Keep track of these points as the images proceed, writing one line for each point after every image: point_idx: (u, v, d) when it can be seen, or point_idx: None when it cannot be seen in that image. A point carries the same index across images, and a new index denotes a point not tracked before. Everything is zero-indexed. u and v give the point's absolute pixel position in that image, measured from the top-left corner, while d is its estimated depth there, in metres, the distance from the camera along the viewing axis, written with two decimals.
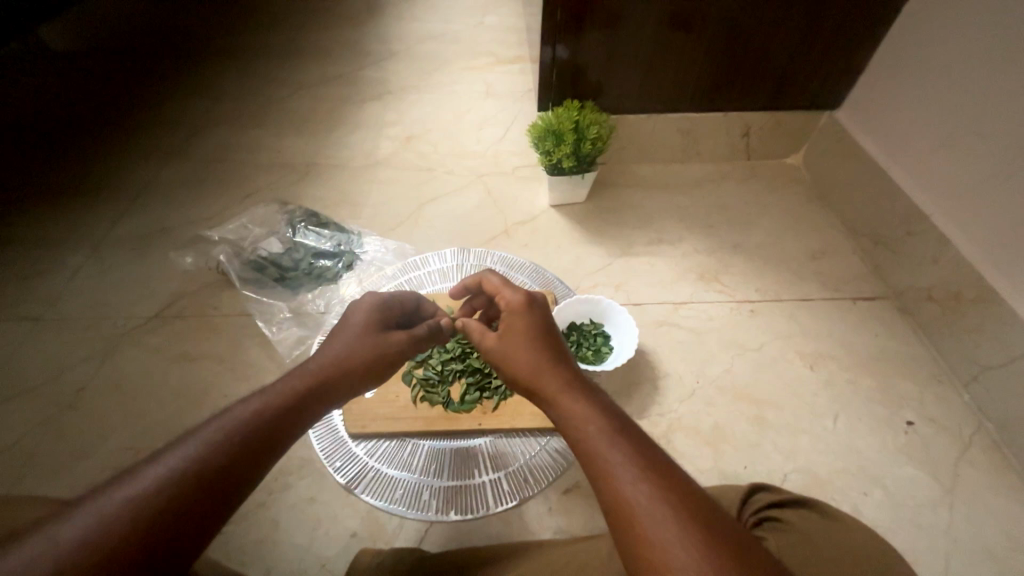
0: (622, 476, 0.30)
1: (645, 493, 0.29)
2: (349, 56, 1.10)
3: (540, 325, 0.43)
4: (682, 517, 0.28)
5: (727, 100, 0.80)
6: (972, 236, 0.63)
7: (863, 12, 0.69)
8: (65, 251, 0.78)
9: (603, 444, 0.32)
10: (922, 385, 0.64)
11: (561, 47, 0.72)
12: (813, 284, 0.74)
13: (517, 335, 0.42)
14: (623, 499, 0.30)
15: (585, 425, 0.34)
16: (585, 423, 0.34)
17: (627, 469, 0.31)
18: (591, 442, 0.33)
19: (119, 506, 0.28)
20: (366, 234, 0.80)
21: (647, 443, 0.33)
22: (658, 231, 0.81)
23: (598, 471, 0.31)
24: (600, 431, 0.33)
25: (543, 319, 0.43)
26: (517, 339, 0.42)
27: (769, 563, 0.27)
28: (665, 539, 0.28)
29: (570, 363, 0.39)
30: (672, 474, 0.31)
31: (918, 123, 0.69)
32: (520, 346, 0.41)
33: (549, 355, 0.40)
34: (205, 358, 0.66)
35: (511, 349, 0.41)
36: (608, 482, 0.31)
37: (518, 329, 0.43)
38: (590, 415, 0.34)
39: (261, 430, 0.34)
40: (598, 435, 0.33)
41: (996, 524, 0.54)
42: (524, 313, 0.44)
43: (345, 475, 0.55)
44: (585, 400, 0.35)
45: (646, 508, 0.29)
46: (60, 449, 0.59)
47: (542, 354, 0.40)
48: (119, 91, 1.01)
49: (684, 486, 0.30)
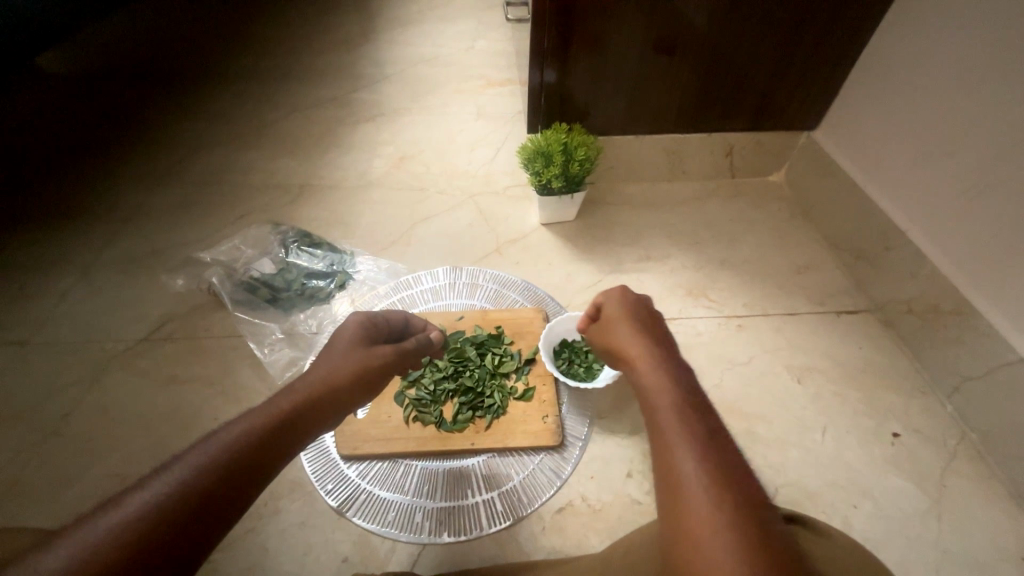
0: (681, 452, 0.31)
1: (698, 472, 0.30)
2: (341, 78, 1.11)
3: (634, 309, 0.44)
4: (728, 500, 0.29)
5: (711, 120, 0.83)
6: (948, 251, 0.65)
7: (837, 36, 0.71)
8: (55, 274, 0.78)
9: (667, 414, 0.33)
10: (906, 397, 0.66)
11: (548, 71, 0.75)
12: (799, 298, 0.76)
13: (615, 314, 0.44)
14: (674, 474, 0.30)
15: (657, 395, 0.35)
16: (658, 392, 0.35)
17: (687, 446, 0.31)
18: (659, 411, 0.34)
19: (105, 533, 0.28)
20: (358, 254, 0.80)
21: (715, 425, 0.33)
22: (646, 248, 0.82)
23: (659, 439, 0.32)
24: (670, 402, 0.34)
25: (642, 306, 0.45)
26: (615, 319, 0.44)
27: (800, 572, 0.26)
28: (705, 517, 0.28)
29: (659, 344, 0.40)
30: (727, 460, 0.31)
31: (895, 142, 0.71)
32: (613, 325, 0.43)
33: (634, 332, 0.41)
34: (195, 381, 0.66)
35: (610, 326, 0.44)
36: (664, 450, 0.32)
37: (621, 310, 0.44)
38: (663, 387, 0.35)
39: (250, 453, 0.34)
40: (667, 406, 0.34)
41: (984, 535, 0.55)
42: (619, 299, 0.46)
43: (337, 498, 0.56)
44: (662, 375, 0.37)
45: (695, 484, 0.29)
46: (47, 475, 0.58)
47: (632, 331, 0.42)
48: (112, 114, 1.02)
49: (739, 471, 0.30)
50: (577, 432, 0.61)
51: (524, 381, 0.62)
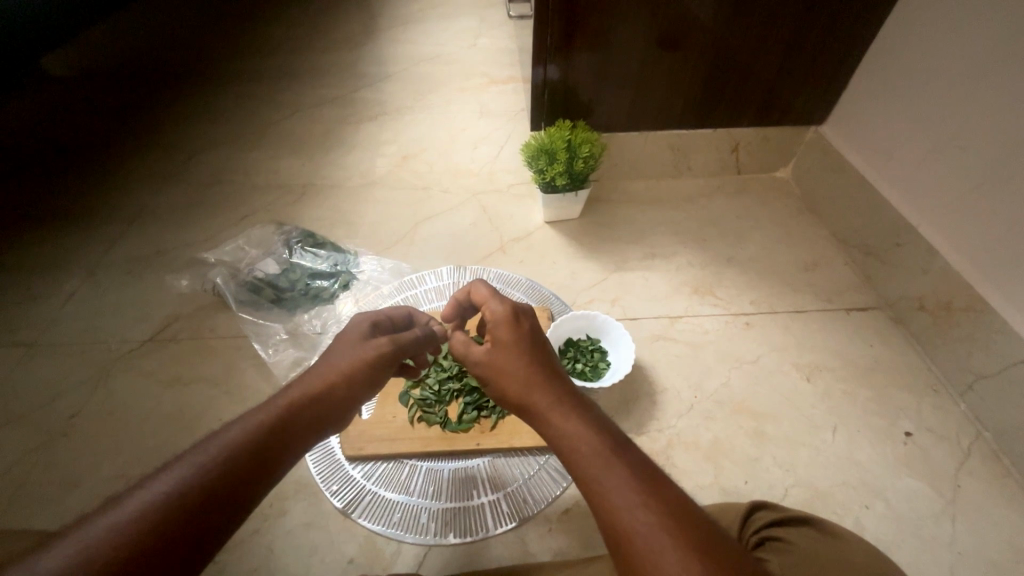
0: (620, 501, 0.29)
1: (658, 531, 0.28)
2: (345, 78, 1.11)
3: (528, 340, 0.40)
4: (678, 536, 0.28)
5: (716, 116, 0.82)
6: (960, 248, 0.64)
7: (846, 29, 0.70)
8: (62, 275, 0.78)
9: (595, 464, 0.31)
10: (918, 396, 0.65)
11: (552, 67, 0.74)
12: (807, 295, 0.75)
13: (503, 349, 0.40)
14: (623, 526, 0.29)
15: (584, 453, 0.32)
16: (585, 448, 0.32)
17: (624, 491, 0.30)
18: (593, 471, 0.31)
19: (105, 533, 0.28)
20: (362, 254, 0.80)
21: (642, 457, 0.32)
22: (652, 246, 0.81)
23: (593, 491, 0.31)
24: (599, 454, 0.32)
25: (529, 332, 0.41)
26: (507, 358, 0.39)
27: None
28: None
29: (560, 375, 0.38)
30: (682, 508, 0.30)
31: (904, 136, 0.70)
32: (511, 362, 0.39)
33: (540, 369, 0.38)
34: (199, 382, 0.66)
35: (501, 367, 0.39)
36: (616, 522, 0.29)
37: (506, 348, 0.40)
38: (586, 438, 0.33)
39: (251, 454, 0.34)
40: (598, 461, 0.31)
41: (999, 536, 0.54)
42: (506, 326, 0.41)
43: (342, 499, 0.55)
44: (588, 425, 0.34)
45: (644, 533, 0.28)
46: (53, 476, 0.58)
47: (534, 368, 0.38)
48: (118, 115, 1.02)
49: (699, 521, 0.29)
50: None
51: None
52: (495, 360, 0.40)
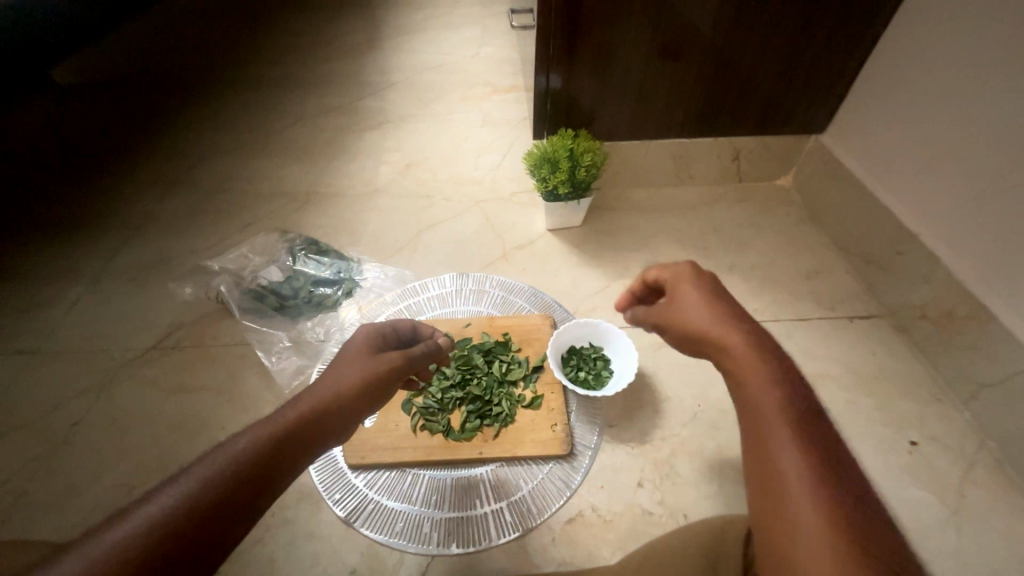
0: (778, 442, 0.32)
1: (810, 487, 0.30)
2: (348, 87, 1.12)
3: (717, 295, 0.42)
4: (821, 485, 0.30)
5: (717, 125, 0.82)
6: (962, 256, 0.64)
7: (845, 39, 0.71)
8: (65, 283, 0.78)
9: (769, 407, 0.34)
10: (921, 404, 0.64)
11: (554, 77, 0.75)
12: (808, 303, 0.75)
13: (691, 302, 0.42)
14: (774, 461, 0.32)
15: (765, 400, 0.34)
16: (761, 395, 0.35)
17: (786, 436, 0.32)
18: (765, 412, 0.34)
19: (110, 547, 0.28)
20: (365, 262, 0.80)
21: (816, 417, 0.34)
22: (654, 254, 0.81)
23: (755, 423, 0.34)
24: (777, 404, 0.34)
25: (716, 288, 0.43)
26: (695, 305, 0.42)
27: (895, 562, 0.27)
28: (818, 540, 0.28)
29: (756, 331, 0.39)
30: (841, 479, 0.31)
31: (905, 145, 0.70)
32: (698, 312, 0.41)
33: (730, 321, 0.40)
34: (203, 390, 0.66)
35: (689, 311, 0.42)
36: (771, 465, 0.32)
37: (692, 302, 0.42)
38: (767, 387, 0.35)
39: (257, 466, 0.34)
40: (775, 410, 0.34)
41: (1005, 545, 0.53)
42: (694, 276, 0.44)
43: (344, 508, 0.55)
44: (775, 382, 0.35)
45: (793, 471, 0.31)
46: (55, 485, 0.58)
47: (724, 319, 0.40)
48: (122, 123, 1.03)
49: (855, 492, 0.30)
50: (586, 440, 0.60)
51: (532, 390, 0.62)
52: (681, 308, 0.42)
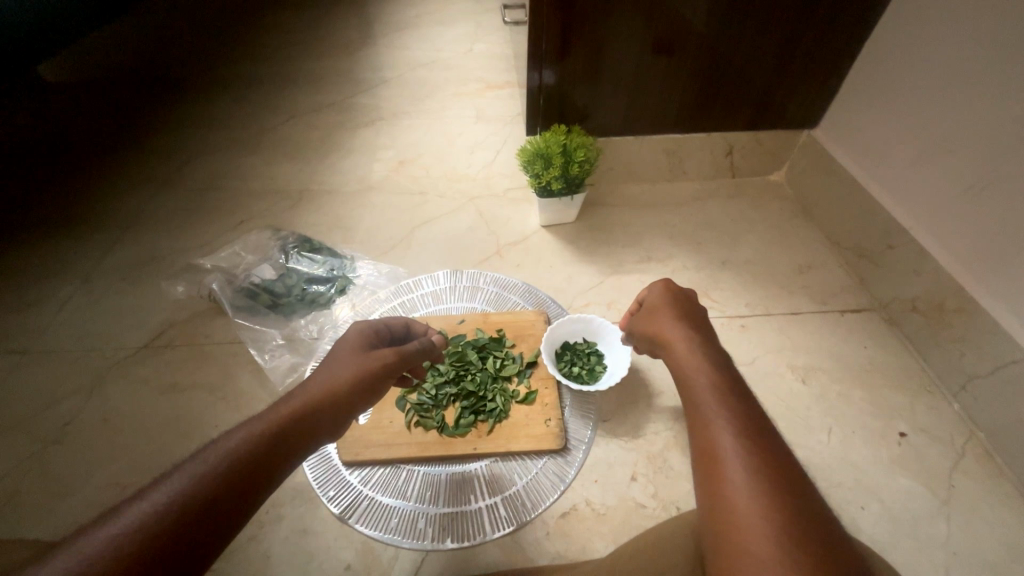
0: (717, 426, 0.35)
1: (737, 447, 0.33)
2: (340, 83, 1.11)
3: (681, 308, 0.49)
4: (754, 461, 0.33)
5: (710, 120, 0.82)
6: (952, 248, 0.64)
7: (836, 34, 0.71)
8: (55, 282, 0.78)
9: (710, 396, 0.37)
10: (912, 396, 0.65)
11: (547, 72, 0.74)
12: (801, 297, 0.75)
13: (664, 319, 0.48)
14: (712, 440, 0.35)
15: (704, 384, 0.39)
16: (703, 378, 0.39)
17: (723, 420, 0.35)
18: (707, 401, 0.37)
19: (102, 543, 0.28)
20: (359, 259, 0.80)
21: (754, 407, 0.37)
22: (648, 249, 0.82)
23: (698, 411, 0.37)
24: (713, 387, 0.38)
25: (684, 304, 0.50)
26: (664, 317, 0.48)
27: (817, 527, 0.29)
28: (742, 499, 0.31)
29: (713, 343, 0.44)
30: (768, 446, 0.34)
31: (895, 139, 0.71)
32: (666, 326, 0.47)
33: (687, 330, 0.45)
34: (196, 389, 0.66)
35: (658, 324, 0.48)
36: (704, 430, 0.36)
37: (664, 320, 0.48)
38: (707, 374, 0.40)
39: (251, 462, 0.34)
40: (711, 391, 0.38)
41: (993, 534, 0.54)
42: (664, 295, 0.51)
43: (339, 504, 0.55)
44: (718, 378, 0.39)
45: (727, 448, 0.34)
46: (47, 485, 0.58)
47: (683, 327, 0.46)
48: (112, 121, 1.02)
49: (778, 455, 0.33)
50: (581, 435, 0.60)
51: (526, 385, 0.62)
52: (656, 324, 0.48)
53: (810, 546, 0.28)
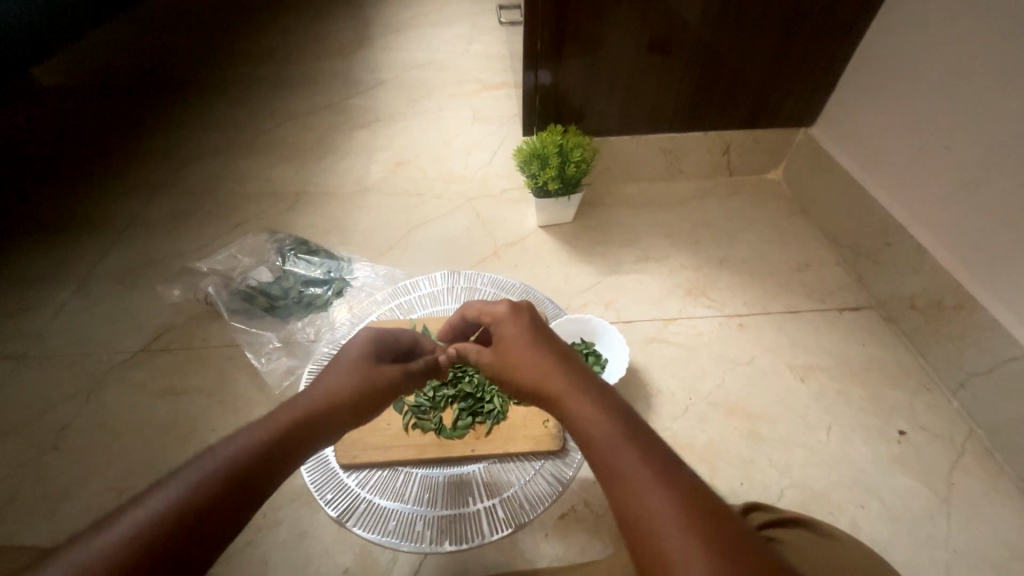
0: (634, 483, 0.30)
1: (661, 502, 0.29)
2: (337, 85, 1.11)
3: (527, 328, 0.42)
4: (686, 520, 0.28)
5: (707, 119, 0.82)
6: (950, 245, 0.64)
7: (832, 31, 0.71)
8: (52, 286, 0.77)
9: (613, 447, 0.32)
10: (911, 394, 0.65)
11: (543, 72, 0.74)
12: (799, 295, 0.75)
13: (516, 346, 0.41)
14: (635, 504, 0.30)
15: (599, 431, 0.33)
16: (595, 422, 0.34)
17: (638, 474, 0.31)
18: (610, 455, 0.32)
19: (100, 552, 0.27)
20: (356, 261, 0.80)
21: (655, 441, 0.33)
22: (645, 248, 0.82)
23: (606, 470, 0.32)
24: (613, 435, 0.32)
25: (534, 325, 0.42)
26: (520, 349, 0.40)
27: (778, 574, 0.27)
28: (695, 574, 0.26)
29: (574, 362, 0.38)
30: (690, 488, 0.30)
31: (892, 136, 0.71)
32: (519, 356, 0.40)
33: (544, 356, 0.39)
34: (192, 394, 0.65)
35: (515, 358, 0.40)
36: (624, 493, 0.30)
37: (515, 347, 0.40)
38: (598, 413, 0.34)
39: (250, 468, 0.34)
40: (611, 441, 0.32)
41: (993, 533, 0.54)
42: (514, 320, 0.43)
43: (336, 508, 0.55)
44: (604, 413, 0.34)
45: (656, 511, 0.29)
46: (44, 490, 0.58)
47: (546, 356, 0.39)
48: (109, 124, 1.02)
49: (701, 496, 0.30)
50: None
51: None
52: (509, 356, 0.41)
53: None
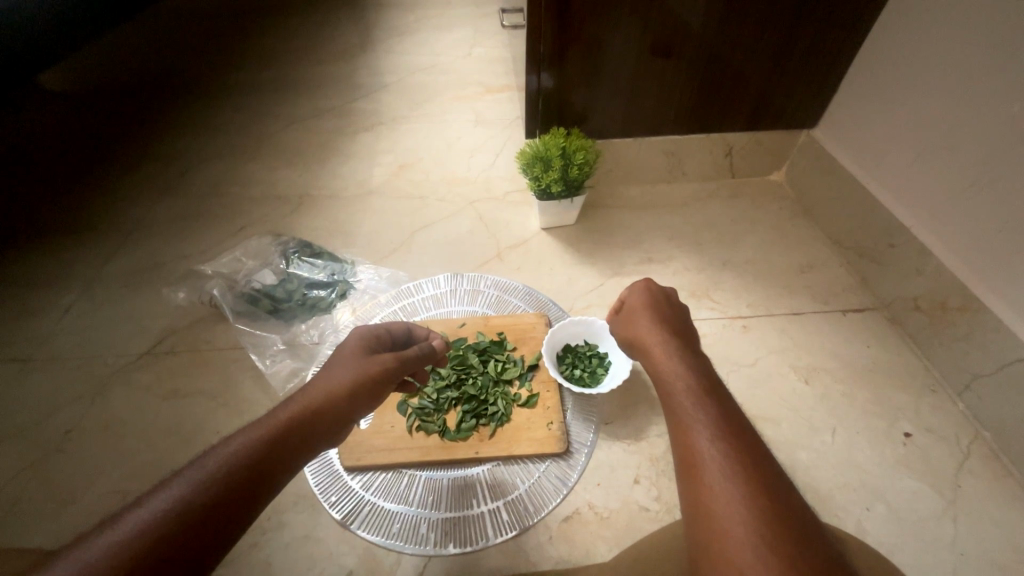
0: (696, 425, 0.36)
1: (713, 447, 0.34)
2: (340, 88, 1.12)
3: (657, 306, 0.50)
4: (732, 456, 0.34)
5: (710, 121, 0.82)
6: (955, 247, 0.64)
7: (834, 32, 0.71)
8: (58, 289, 0.78)
9: (686, 396, 0.38)
10: (917, 396, 0.65)
11: (546, 75, 0.75)
12: (802, 297, 0.75)
13: (640, 318, 0.50)
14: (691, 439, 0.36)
15: (681, 385, 0.40)
16: (678, 378, 0.41)
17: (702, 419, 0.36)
18: (684, 401, 0.38)
19: (103, 550, 0.28)
20: (359, 264, 0.80)
21: (731, 403, 0.38)
22: (648, 250, 0.82)
23: (675, 411, 0.38)
24: (691, 391, 0.39)
25: (661, 306, 0.51)
26: (642, 319, 0.49)
27: (796, 522, 0.30)
28: (728, 497, 0.32)
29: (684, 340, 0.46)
30: (744, 441, 0.35)
31: (895, 139, 0.71)
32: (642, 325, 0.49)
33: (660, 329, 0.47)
34: (197, 396, 0.66)
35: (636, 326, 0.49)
36: (684, 429, 0.37)
37: (640, 319, 0.49)
38: (684, 376, 0.40)
39: (250, 470, 0.34)
40: (689, 395, 0.38)
41: (1000, 535, 0.54)
42: (644, 299, 0.52)
43: (341, 510, 0.55)
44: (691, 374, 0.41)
45: (707, 449, 0.34)
46: (49, 492, 0.58)
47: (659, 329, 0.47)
48: (115, 127, 1.02)
49: (754, 447, 0.35)
50: (583, 438, 0.60)
51: (527, 389, 0.62)
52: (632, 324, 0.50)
53: (790, 540, 0.29)
